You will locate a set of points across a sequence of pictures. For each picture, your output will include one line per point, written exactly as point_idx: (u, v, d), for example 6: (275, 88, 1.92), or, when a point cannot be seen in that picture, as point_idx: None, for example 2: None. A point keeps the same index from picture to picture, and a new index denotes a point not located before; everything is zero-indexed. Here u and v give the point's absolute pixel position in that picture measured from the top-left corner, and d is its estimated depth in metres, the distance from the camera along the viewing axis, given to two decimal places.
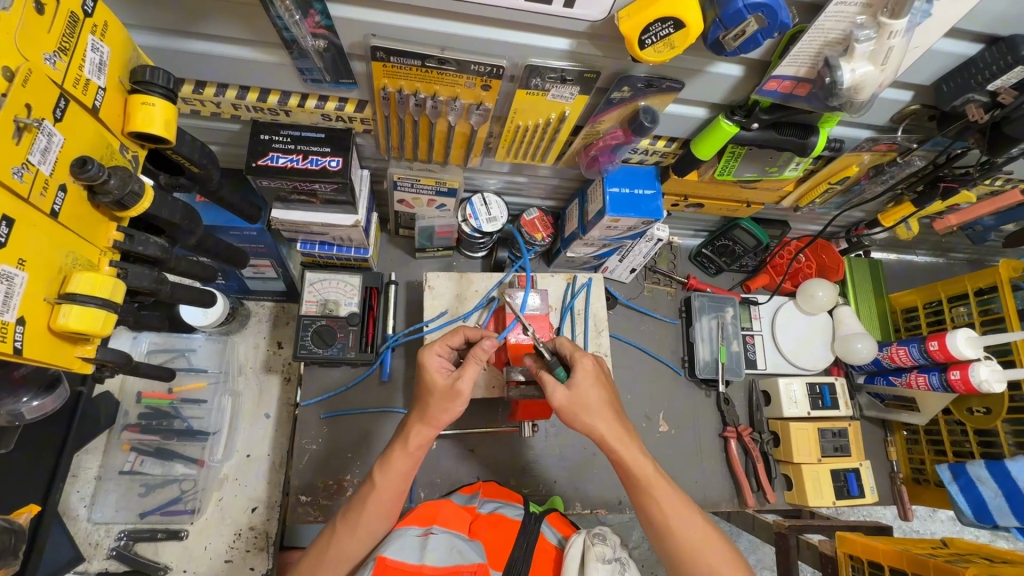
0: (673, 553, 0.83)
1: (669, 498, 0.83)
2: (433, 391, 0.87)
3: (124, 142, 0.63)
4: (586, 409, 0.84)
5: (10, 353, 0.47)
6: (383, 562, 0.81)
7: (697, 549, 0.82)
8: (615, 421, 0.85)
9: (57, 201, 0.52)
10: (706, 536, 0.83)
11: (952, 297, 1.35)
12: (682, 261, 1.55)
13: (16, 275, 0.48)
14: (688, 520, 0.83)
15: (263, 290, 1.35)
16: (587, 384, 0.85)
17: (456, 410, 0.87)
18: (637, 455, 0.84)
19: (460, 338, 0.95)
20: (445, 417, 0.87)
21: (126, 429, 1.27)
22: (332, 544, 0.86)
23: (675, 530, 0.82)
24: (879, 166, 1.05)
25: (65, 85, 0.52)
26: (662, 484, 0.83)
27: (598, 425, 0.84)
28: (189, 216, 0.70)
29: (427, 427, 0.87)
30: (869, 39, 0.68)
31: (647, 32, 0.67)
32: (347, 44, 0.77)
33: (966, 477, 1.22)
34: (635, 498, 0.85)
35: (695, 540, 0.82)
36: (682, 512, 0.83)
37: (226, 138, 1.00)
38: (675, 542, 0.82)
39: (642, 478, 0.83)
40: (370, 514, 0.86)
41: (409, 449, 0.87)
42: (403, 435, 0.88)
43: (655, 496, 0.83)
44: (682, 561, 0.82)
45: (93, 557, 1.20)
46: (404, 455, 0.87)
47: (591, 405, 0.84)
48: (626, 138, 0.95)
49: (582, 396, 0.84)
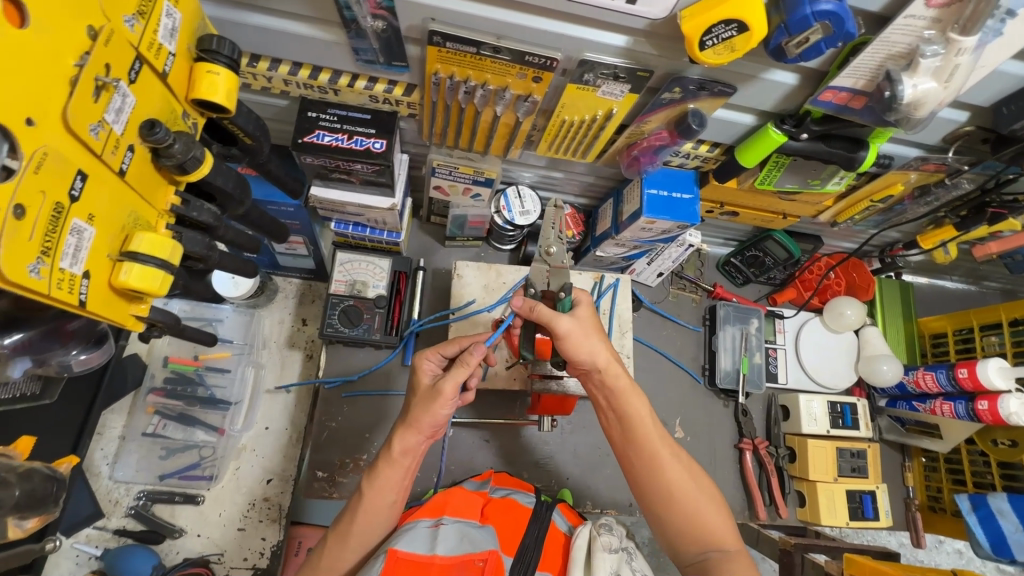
0: (656, 494, 0.81)
1: (659, 435, 0.83)
2: (419, 396, 0.88)
3: (186, 109, 0.64)
4: (592, 338, 0.83)
5: (74, 304, 0.48)
6: (394, 554, 0.80)
7: (682, 491, 0.80)
8: (615, 356, 0.85)
9: (125, 160, 0.53)
10: (691, 478, 0.82)
11: (984, 325, 1.32)
12: (709, 269, 1.54)
13: (86, 230, 0.49)
14: (676, 461, 0.82)
15: (292, 267, 1.37)
16: (589, 315, 0.84)
17: (440, 412, 0.85)
18: (633, 392, 0.84)
19: (454, 348, 0.91)
20: (427, 420, 0.86)
21: (151, 392, 1.30)
22: (324, 554, 0.86)
23: (662, 470, 0.81)
24: (925, 186, 1.04)
25: (140, 48, 0.53)
26: (653, 423, 0.84)
27: (600, 353, 0.83)
28: (241, 186, 0.71)
29: (411, 433, 0.86)
30: (936, 54, 0.67)
31: (708, 33, 0.67)
32: (405, 27, 0.77)
33: (986, 509, 1.20)
34: (625, 436, 0.84)
35: (680, 481, 0.81)
36: (670, 453, 0.82)
37: (273, 113, 1.01)
38: (661, 482, 0.81)
39: (634, 413, 0.83)
40: (359, 524, 0.85)
41: (396, 456, 0.86)
42: (389, 441, 0.87)
43: (646, 434, 0.82)
44: (666, 502, 0.80)
45: (112, 514, 1.22)
46: (391, 465, 0.86)
47: (594, 329, 0.84)
48: (671, 140, 0.95)
49: (585, 323, 0.83)
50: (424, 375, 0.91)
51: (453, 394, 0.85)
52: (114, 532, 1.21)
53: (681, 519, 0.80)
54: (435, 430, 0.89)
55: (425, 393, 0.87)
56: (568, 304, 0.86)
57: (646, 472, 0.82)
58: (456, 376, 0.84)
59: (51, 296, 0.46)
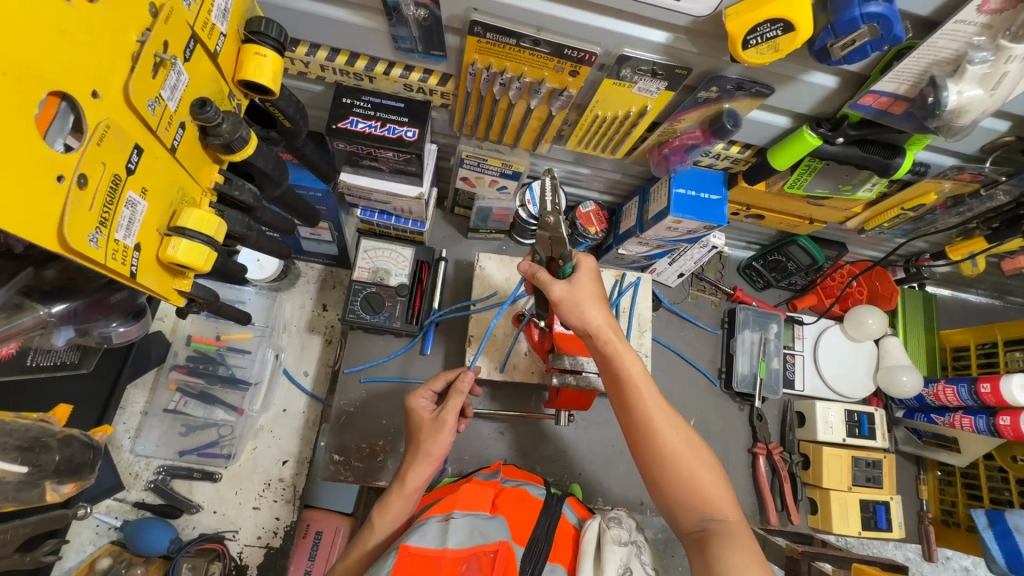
0: (653, 461, 0.81)
1: (654, 401, 0.82)
2: (425, 429, 0.94)
3: (233, 89, 0.65)
4: (589, 303, 0.84)
5: (126, 275, 0.50)
6: (405, 549, 0.78)
7: (679, 460, 0.80)
8: (610, 320, 0.85)
9: (177, 137, 0.55)
10: (689, 447, 0.81)
11: (1008, 340, 1.30)
12: (730, 272, 1.53)
13: (139, 204, 0.50)
14: (672, 429, 0.81)
15: (315, 252, 1.38)
16: (584, 281, 0.85)
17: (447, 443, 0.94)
18: (630, 358, 0.83)
19: (443, 382, 0.99)
20: (437, 452, 0.93)
21: (174, 369, 1.31)
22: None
23: (657, 438, 0.80)
24: (959, 197, 1.03)
25: (196, 27, 0.54)
26: (649, 390, 0.82)
27: (595, 318, 0.84)
28: (280, 168, 0.72)
29: (424, 465, 0.92)
30: (984, 61, 0.67)
31: (753, 32, 0.66)
32: (446, 16, 0.78)
33: (1002, 526, 1.19)
34: (621, 402, 0.84)
35: (677, 448, 0.80)
36: (665, 419, 0.81)
37: (308, 98, 1.02)
38: (658, 450, 0.80)
39: (629, 381, 0.82)
40: (366, 551, 0.89)
41: (407, 491, 0.91)
42: (402, 476, 0.92)
43: (641, 400, 0.82)
44: (662, 471, 0.80)
45: (132, 487, 1.25)
46: (401, 497, 0.91)
47: (589, 296, 0.84)
48: (704, 139, 0.94)
49: (581, 290, 0.85)
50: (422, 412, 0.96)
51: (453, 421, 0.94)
52: (133, 505, 1.23)
53: (680, 488, 0.79)
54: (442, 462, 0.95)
55: (431, 425, 0.94)
56: (570, 270, 0.87)
57: (643, 438, 0.81)
58: (455, 406, 0.94)
59: (106, 266, 0.47)
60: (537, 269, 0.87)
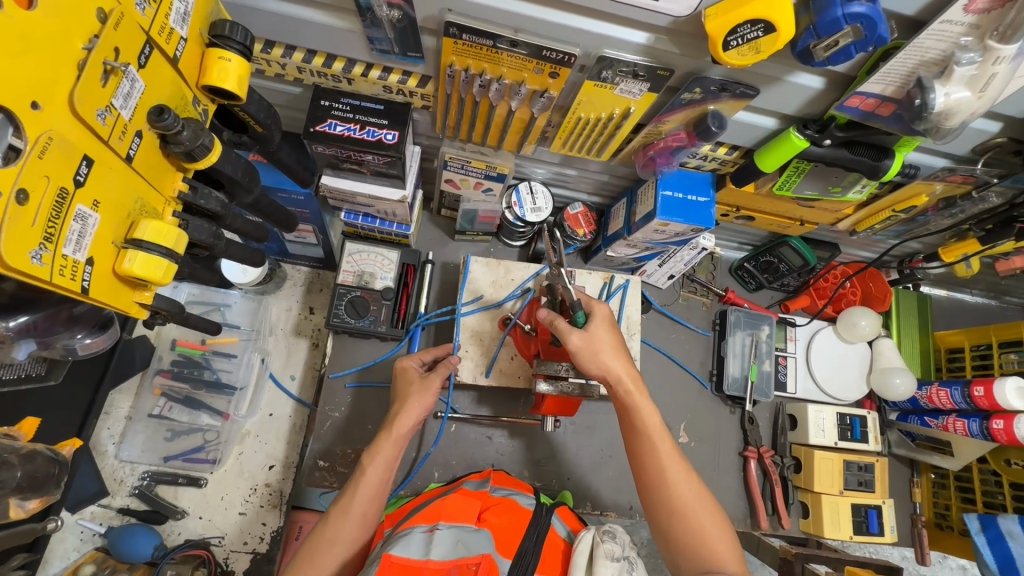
0: (661, 508, 0.81)
1: (668, 451, 0.83)
2: (413, 385, 0.98)
3: (198, 95, 0.64)
4: (606, 352, 0.85)
5: (77, 290, 0.49)
6: (387, 559, 0.77)
7: (689, 511, 0.80)
8: (628, 368, 0.86)
9: (133, 146, 0.54)
10: (699, 500, 0.81)
11: (1003, 342, 1.29)
12: (722, 274, 1.51)
13: (90, 216, 0.50)
14: (684, 478, 0.82)
15: (301, 255, 1.36)
16: (601, 329, 0.86)
17: (433, 400, 0.97)
18: (645, 407, 0.84)
19: (432, 354, 1.07)
20: (420, 401, 0.96)
21: (158, 373, 1.30)
22: (326, 528, 0.84)
23: (669, 486, 0.81)
24: (951, 198, 1.01)
25: (152, 32, 0.53)
26: (664, 439, 0.83)
27: (613, 366, 0.85)
28: (250, 174, 0.71)
29: (410, 413, 0.94)
30: (972, 62, 0.64)
31: (733, 33, 0.64)
32: (421, 17, 0.76)
33: (995, 530, 1.17)
34: (634, 449, 0.84)
35: (688, 500, 0.80)
36: (679, 470, 0.82)
37: (286, 100, 1.00)
38: (668, 498, 0.81)
39: (643, 429, 0.84)
40: (361, 497, 0.86)
41: (395, 434, 0.92)
42: (390, 422, 0.93)
43: (654, 449, 0.83)
44: (671, 518, 0.80)
45: (117, 493, 1.24)
46: (389, 443, 0.91)
47: (605, 346, 0.85)
48: (689, 141, 0.92)
49: (597, 337, 0.85)
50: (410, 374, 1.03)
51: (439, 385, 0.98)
52: (118, 511, 1.22)
53: (686, 540, 0.79)
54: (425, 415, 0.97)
55: (420, 382, 0.98)
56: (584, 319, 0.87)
57: (654, 486, 0.82)
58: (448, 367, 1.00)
59: (53, 282, 0.46)
60: (554, 318, 0.88)
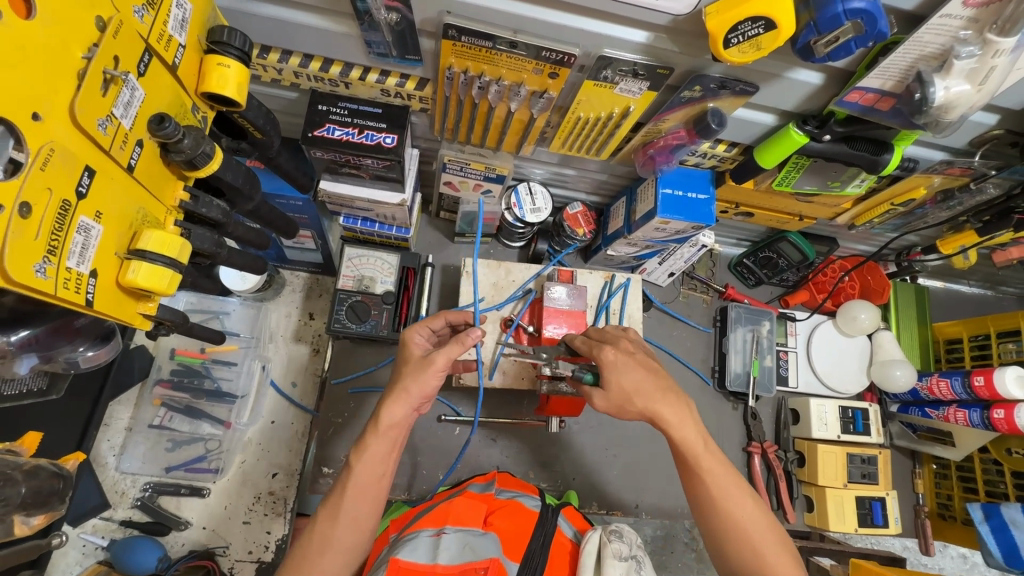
0: (716, 530, 0.77)
1: (718, 474, 0.76)
2: (410, 364, 0.84)
3: (197, 102, 0.63)
4: (631, 398, 0.76)
5: (81, 304, 0.48)
6: (395, 563, 0.77)
7: (743, 534, 0.75)
8: (666, 395, 0.76)
9: (134, 155, 0.53)
10: (756, 522, 0.76)
11: (1001, 332, 1.29)
12: (721, 270, 1.52)
13: (93, 228, 0.49)
14: (737, 499, 0.76)
15: (300, 260, 1.35)
16: (621, 377, 0.76)
17: (431, 384, 0.83)
18: (690, 431, 0.76)
19: (441, 321, 0.97)
20: (416, 389, 0.82)
21: (158, 383, 1.29)
22: (315, 531, 0.79)
23: (720, 511, 0.76)
24: (948, 190, 1.02)
25: (150, 39, 0.53)
26: (712, 462, 0.76)
27: (645, 406, 0.76)
28: (250, 181, 0.70)
29: (400, 404, 0.82)
30: (972, 55, 0.65)
31: (734, 31, 0.64)
32: (419, 20, 0.75)
33: (998, 519, 1.18)
34: (682, 470, 0.79)
35: (744, 523, 0.75)
36: (733, 490, 0.76)
37: (283, 105, 0.99)
38: (722, 521, 0.76)
39: (689, 453, 0.77)
40: (349, 500, 0.79)
41: (383, 427, 0.81)
42: (377, 413, 0.82)
43: (703, 473, 0.76)
44: (726, 541, 0.76)
45: (119, 505, 1.23)
46: (378, 438, 0.81)
47: (632, 390, 0.76)
48: (689, 139, 0.92)
49: (619, 387, 0.76)
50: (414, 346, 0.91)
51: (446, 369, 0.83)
52: (120, 523, 1.21)
53: (744, 564, 0.75)
54: (422, 402, 0.85)
55: (416, 362, 0.84)
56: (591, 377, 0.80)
57: (705, 508, 0.77)
58: (449, 351, 0.82)
59: (58, 296, 0.45)
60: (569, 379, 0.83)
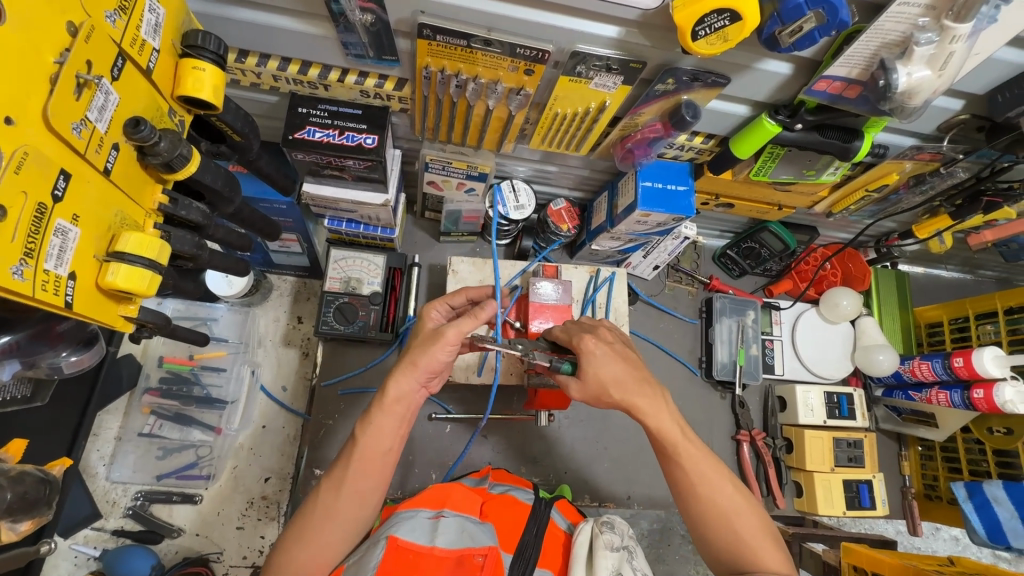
0: (698, 517, 0.77)
1: (697, 460, 0.78)
2: (422, 339, 0.86)
3: (173, 106, 0.64)
4: (607, 389, 0.77)
5: (60, 305, 0.49)
6: (394, 540, 0.78)
7: (724, 519, 0.76)
8: (642, 385, 0.78)
9: (110, 159, 0.54)
10: (737, 506, 0.76)
11: (979, 314, 1.32)
12: (706, 262, 1.54)
13: (70, 231, 0.49)
14: (717, 484, 0.77)
15: (287, 264, 1.36)
16: (599, 367, 0.77)
17: (440, 358, 0.84)
18: (667, 418, 0.78)
19: (461, 298, 0.97)
20: (425, 363, 0.83)
21: (147, 392, 1.29)
22: (318, 501, 0.80)
23: (700, 496, 0.77)
24: (920, 175, 1.04)
25: (123, 44, 0.53)
26: (690, 448, 0.78)
27: (621, 397, 0.78)
28: (230, 184, 0.71)
29: (408, 376, 0.83)
30: (931, 42, 0.67)
31: (701, 23, 0.66)
32: (394, 20, 0.76)
33: (981, 497, 1.20)
34: (662, 460, 0.80)
35: (724, 508, 0.76)
36: (712, 475, 0.77)
37: (263, 109, 1.00)
38: (703, 506, 0.76)
39: (667, 440, 0.78)
40: (354, 470, 0.80)
41: (389, 402, 0.82)
42: (385, 385, 0.83)
43: (682, 460, 0.78)
44: (708, 527, 0.76)
45: (110, 514, 1.22)
46: (385, 412, 0.82)
47: (609, 380, 0.77)
48: (665, 131, 0.94)
49: (596, 377, 0.77)
50: (429, 324, 0.92)
51: (456, 342, 0.83)
52: (112, 533, 1.20)
53: (726, 548, 0.75)
54: (431, 377, 0.86)
55: (426, 336, 0.87)
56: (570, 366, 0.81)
57: (686, 496, 0.78)
58: (461, 326, 0.83)
59: (36, 298, 0.46)
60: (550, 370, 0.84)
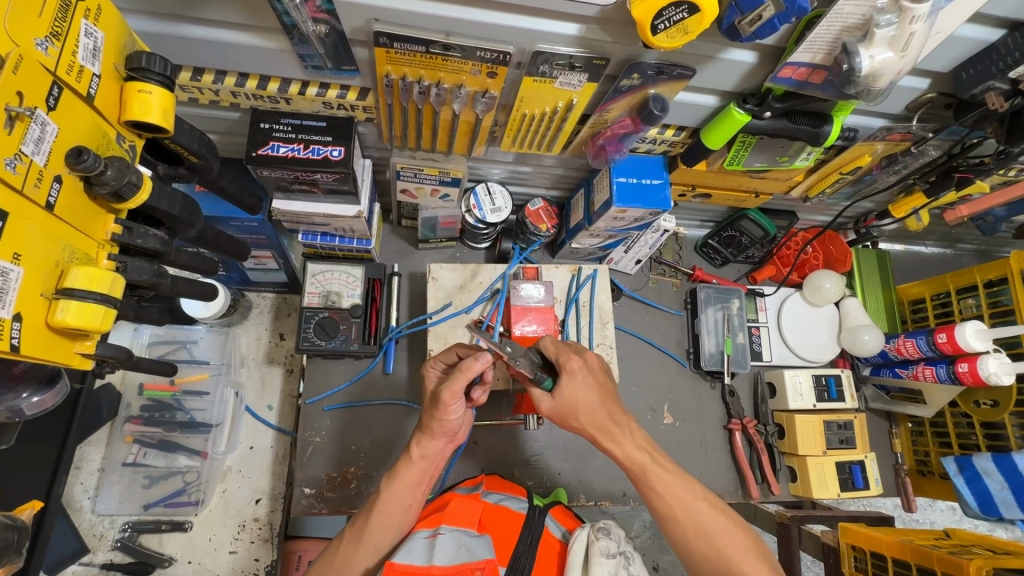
0: (681, 539, 0.78)
1: (671, 485, 0.77)
2: (428, 404, 0.88)
3: (122, 132, 0.62)
4: (577, 413, 0.77)
5: (6, 350, 0.48)
6: (390, 567, 0.77)
7: (706, 537, 0.76)
8: (611, 411, 0.78)
9: (52, 193, 0.52)
10: (716, 523, 0.77)
11: (960, 288, 1.33)
12: (688, 253, 1.54)
13: (12, 270, 0.48)
14: (694, 505, 0.77)
15: (264, 281, 1.33)
16: (574, 391, 0.76)
17: (452, 419, 0.85)
18: (636, 446, 0.78)
19: (454, 354, 0.93)
20: (439, 427, 0.86)
21: (129, 420, 1.27)
22: (339, 552, 0.86)
23: (678, 519, 0.77)
24: (892, 156, 1.04)
25: (58, 72, 0.52)
26: (663, 474, 0.78)
27: (589, 424, 0.78)
28: (188, 208, 0.69)
29: (430, 438, 0.87)
30: (890, 23, 0.66)
31: (660, 17, 0.64)
32: (349, 29, 0.74)
33: (972, 470, 1.21)
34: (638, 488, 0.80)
35: (704, 526, 0.76)
36: (687, 499, 0.77)
37: (225, 126, 0.98)
38: (683, 529, 0.77)
39: (639, 468, 0.78)
40: (373, 526, 0.85)
41: (414, 458, 0.87)
42: (413, 442, 0.89)
43: (656, 487, 0.77)
44: (693, 548, 0.77)
45: (98, 548, 1.20)
46: (409, 466, 0.87)
47: (582, 405, 0.77)
48: (635, 127, 0.93)
49: (570, 401, 0.77)
50: (430, 382, 0.93)
51: (456, 401, 0.82)
52: (101, 567, 1.18)
53: (710, 564, 0.76)
54: (453, 435, 0.89)
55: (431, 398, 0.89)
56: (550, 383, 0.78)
57: (667, 521, 0.78)
58: (453, 384, 0.80)
59: None
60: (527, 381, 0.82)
